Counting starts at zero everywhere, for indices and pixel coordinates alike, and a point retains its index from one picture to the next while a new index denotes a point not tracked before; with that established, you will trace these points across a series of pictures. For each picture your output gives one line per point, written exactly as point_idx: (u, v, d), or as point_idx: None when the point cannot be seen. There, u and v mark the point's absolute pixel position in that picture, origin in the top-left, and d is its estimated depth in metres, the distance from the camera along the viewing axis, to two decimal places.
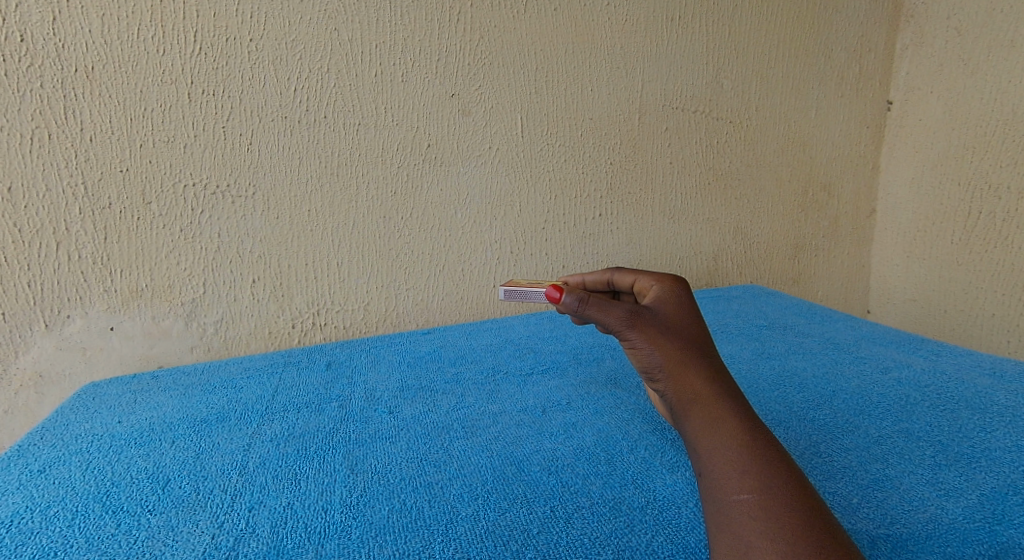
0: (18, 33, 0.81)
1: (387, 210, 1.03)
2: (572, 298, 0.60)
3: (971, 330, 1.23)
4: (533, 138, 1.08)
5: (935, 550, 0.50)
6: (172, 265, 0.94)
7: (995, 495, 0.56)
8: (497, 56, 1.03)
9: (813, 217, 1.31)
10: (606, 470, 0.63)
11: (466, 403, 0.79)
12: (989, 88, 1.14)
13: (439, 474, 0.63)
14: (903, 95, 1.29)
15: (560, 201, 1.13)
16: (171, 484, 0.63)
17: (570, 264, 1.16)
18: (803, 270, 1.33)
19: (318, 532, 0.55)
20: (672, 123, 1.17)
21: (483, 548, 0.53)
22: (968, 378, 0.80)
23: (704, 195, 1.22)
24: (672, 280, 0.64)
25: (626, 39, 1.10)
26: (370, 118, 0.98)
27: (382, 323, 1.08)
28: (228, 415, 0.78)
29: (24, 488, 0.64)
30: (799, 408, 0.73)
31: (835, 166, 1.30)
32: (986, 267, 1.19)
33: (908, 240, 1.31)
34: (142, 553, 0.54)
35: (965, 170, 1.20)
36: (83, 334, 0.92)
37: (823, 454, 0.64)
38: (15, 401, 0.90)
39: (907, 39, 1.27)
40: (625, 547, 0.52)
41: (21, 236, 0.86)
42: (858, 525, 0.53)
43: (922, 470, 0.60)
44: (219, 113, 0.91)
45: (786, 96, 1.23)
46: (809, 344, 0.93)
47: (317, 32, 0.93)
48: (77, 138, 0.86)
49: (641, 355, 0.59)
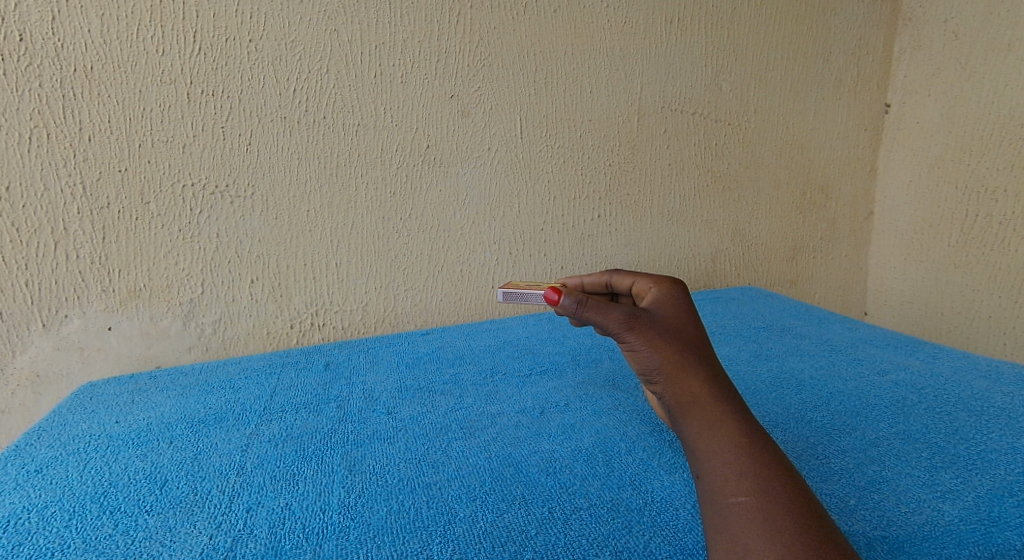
0: (17, 32, 0.81)
1: (386, 211, 1.03)
2: (570, 300, 0.60)
3: (968, 332, 1.24)
4: (532, 139, 1.09)
5: (932, 552, 0.51)
6: (170, 265, 0.94)
7: (992, 497, 0.56)
8: (496, 57, 1.03)
9: (810, 220, 1.31)
10: (604, 472, 0.63)
11: (464, 403, 0.79)
12: (987, 92, 1.15)
13: (437, 474, 0.63)
14: (900, 98, 1.29)
15: (559, 202, 1.13)
16: (169, 484, 0.63)
17: (569, 265, 1.16)
18: (801, 272, 1.34)
19: (316, 532, 0.55)
20: (670, 125, 1.17)
21: (481, 549, 0.53)
22: (965, 381, 0.80)
23: (702, 196, 1.22)
24: (670, 282, 0.64)
25: (625, 41, 1.10)
26: (369, 119, 0.99)
27: (381, 324, 1.08)
28: (226, 415, 0.78)
29: (22, 488, 0.64)
30: (797, 410, 0.73)
31: (833, 168, 1.31)
32: (983, 269, 1.19)
33: (906, 242, 1.31)
34: (140, 553, 0.54)
35: (962, 172, 1.20)
36: (80, 333, 0.91)
37: (821, 456, 0.64)
38: (13, 401, 0.90)
39: (905, 42, 1.27)
40: (623, 548, 0.52)
41: (19, 235, 0.85)
42: (855, 527, 0.53)
43: (919, 472, 0.61)
44: (218, 113, 0.91)
45: (784, 99, 1.24)
46: (806, 346, 0.94)
47: (317, 32, 0.93)
48: (76, 138, 0.86)
49: (640, 358, 0.59)
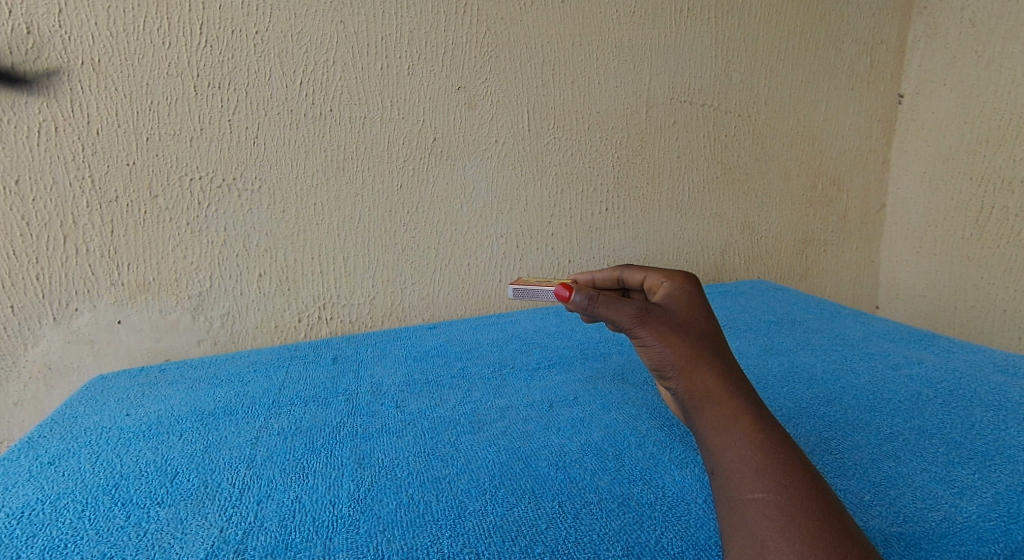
0: (25, 26, 0.81)
1: (393, 204, 1.02)
2: (581, 296, 0.60)
3: (982, 326, 1.22)
4: (539, 131, 1.08)
5: (950, 549, 0.50)
6: (178, 258, 0.93)
7: (1011, 494, 0.55)
8: (504, 49, 1.02)
9: (821, 211, 1.30)
10: (615, 466, 0.62)
11: (473, 397, 0.78)
12: (1002, 81, 1.13)
13: (446, 468, 0.63)
14: (914, 87, 1.27)
15: (567, 194, 1.12)
16: (180, 477, 0.64)
17: (576, 259, 1.16)
18: (812, 265, 1.33)
19: (327, 525, 0.55)
20: (679, 117, 1.16)
21: (492, 543, 0.52)
22: (980, 375, 0.79)
23: (713, 188, 1.21)
24: (683, 277, 0.64)
25: (634, 31, 1.09)
26: (375, 111, 0.98)
27: (388, 318, 1.08)
28: (236, 408, 0.78)
29: (34, 480, 0.64)
30: (809, 404, 0.72)
31: (845, 159, 1.29)
32: (997, 262, 1.17)
33: (919, 235, 1.30)
34: (152, 545, 0.54)
35: (978, 164, 1.18)
36: (91, 327, 0.92)
37: (834, 450, 0.63)
38: (25, 393, 0.90)
39: (919, 30, 1.25)
40: (634, 544, 0.52)
41: (28, 229, 0.86)
42: (870, 523, 0.53)
43: (935, 467, 0.60)
44: (225, 106, 0.91)
45: (796, 89, 1.22)
46: (818, 340, 0.93)
47: (323, 24, 0.92)
48: (84, 131, 0.86)
49: (653, 353, 0.58)
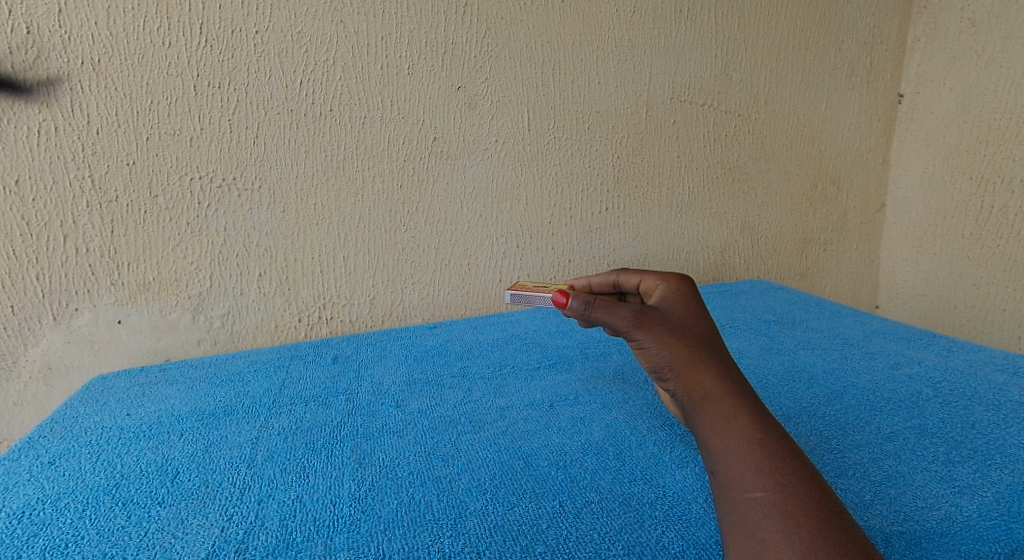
0: (24, 25, 0.81)
1: (393, 204, 1.02)
2: (578, 301, 0.60)
3: (982, 326, 1.22)
4: (540, 131, 1.08)
5: (951, 549, 0.50)
6: (178, 258, 0.93)
7: (1012, 493, 0.56)
8: (504, 49, 1.02)
9: (821, 211, 1.30)
10: (616, 465, 0.62)
11: (473, 397, 0.78)
12: (1002, 81, 1.13)
13: (447, 468, 0.63)
14: (914, 87, 1.28)
15: (567, 194, 1.12)
16: (181, 477, 0.63)
17: (577, 259, 1.16)
18: (811, 264, 1.33)
19: (327, 525, 0.55)
20: (679, 116, 1.15)
21: (493, 543, 0.52)
22: (980, 374, 0.79)
23: (712, 188, 1.21)
24: (677, 279, 0.64)
25: (634, 30, 1.09)
26: (376, 111, 0.98)
27: (389, 318, 1.08)
28: (236, 408, 0.78)
29: (35, 481, 0.64)
30: (810, 404, 0.72)
31: (844, 159, 1.29)
32: (997, 261, 1.17)
33: (919, 234, 1.30)
34: (153, 545, 0.54)
35: (978, 163, 1.18)
36: (91, 327, 0.92)
37: (834, 450, 0.63)
38: (25, 393, 0.90)
39: (919, 30, 1.25)
40: (635, 543, 0.52)
41: (28, 229, 0.86)
42: (871, 522, 0.53)
43: (936, 466, 0.60)
44: (225, 106, 0.91)
45: (796, 88, 1.22)
46: (818, 339, 0.93)
47: (323, 23, 0.92)
48: (84, 131, 0.86)
49: (651, 355, 0.58)
